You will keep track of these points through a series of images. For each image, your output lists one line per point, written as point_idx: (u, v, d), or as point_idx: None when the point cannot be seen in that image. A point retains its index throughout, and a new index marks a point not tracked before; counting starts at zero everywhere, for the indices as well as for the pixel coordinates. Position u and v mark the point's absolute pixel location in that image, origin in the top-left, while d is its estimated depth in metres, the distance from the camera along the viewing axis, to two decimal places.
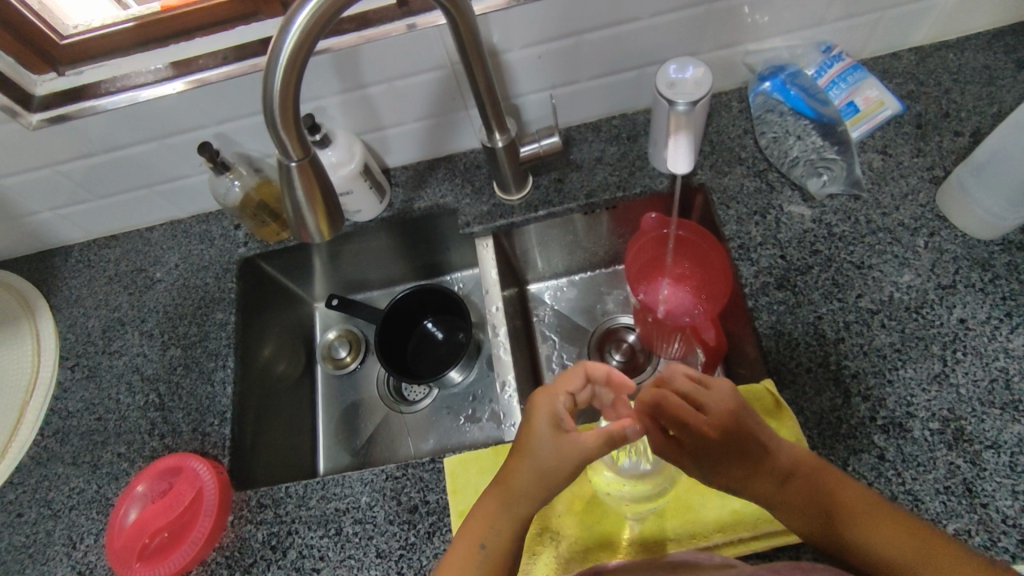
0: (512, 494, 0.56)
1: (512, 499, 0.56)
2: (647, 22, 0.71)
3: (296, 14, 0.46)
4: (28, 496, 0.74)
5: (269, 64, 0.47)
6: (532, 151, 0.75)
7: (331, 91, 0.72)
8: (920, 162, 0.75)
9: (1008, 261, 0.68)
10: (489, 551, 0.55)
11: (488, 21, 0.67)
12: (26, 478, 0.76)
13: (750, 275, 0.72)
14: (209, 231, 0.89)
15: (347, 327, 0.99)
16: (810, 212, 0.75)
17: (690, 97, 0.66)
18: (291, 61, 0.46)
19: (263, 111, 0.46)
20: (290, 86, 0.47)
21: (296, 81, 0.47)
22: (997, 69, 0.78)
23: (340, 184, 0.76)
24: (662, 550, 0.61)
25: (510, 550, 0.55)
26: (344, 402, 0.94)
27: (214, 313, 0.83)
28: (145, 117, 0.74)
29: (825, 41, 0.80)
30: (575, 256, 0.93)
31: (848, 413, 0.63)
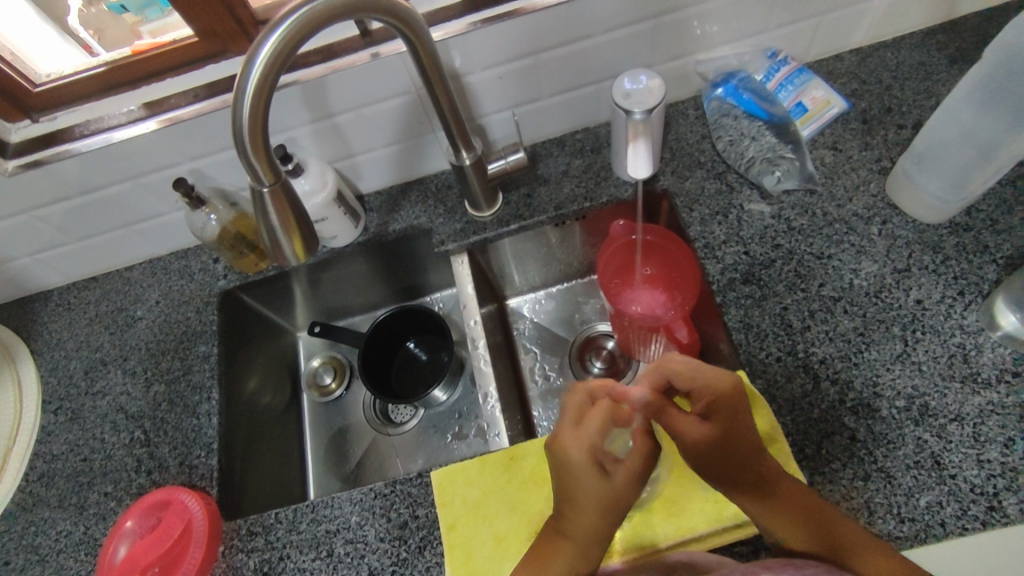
0: (583, 541, 0.56)
1: (581, 544, 0.56)
2: (600, 38, 0.74)
3: (260, 44, 0.48)
4: (15, 543, 0.74)
5: (237, 92, 0.49)
6: (499, 167, 0.78)
7: (300, 122, 0.74)
8: (868, 156, 0.79)
9: (957, 243, 0.72)
10: None
11: (448, 47, 0.70)
12: (12, 524, 0.75)
13: (716, 272, 0.75)
14: (188, 267, 0.90)
15: (331, 354, 1.00)
16: (769, 208, 0.78)
17: (645, 106, 0.69)
18: (257, 89, 0.48)
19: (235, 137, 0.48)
20: (259, 113, 0.49)
21: (265, 108, 0.50)
22: (932, 65, 0.83)
23: (316, 212, 0.78)
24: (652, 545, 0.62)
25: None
26: (331, 428, 0.95)
27: (197, 346, 0.84)
28: (120, 158, 0.76)
29: (771, 48, 0.84)
30: (551, 268, 0.95)
31: (818, 398, 0.66)
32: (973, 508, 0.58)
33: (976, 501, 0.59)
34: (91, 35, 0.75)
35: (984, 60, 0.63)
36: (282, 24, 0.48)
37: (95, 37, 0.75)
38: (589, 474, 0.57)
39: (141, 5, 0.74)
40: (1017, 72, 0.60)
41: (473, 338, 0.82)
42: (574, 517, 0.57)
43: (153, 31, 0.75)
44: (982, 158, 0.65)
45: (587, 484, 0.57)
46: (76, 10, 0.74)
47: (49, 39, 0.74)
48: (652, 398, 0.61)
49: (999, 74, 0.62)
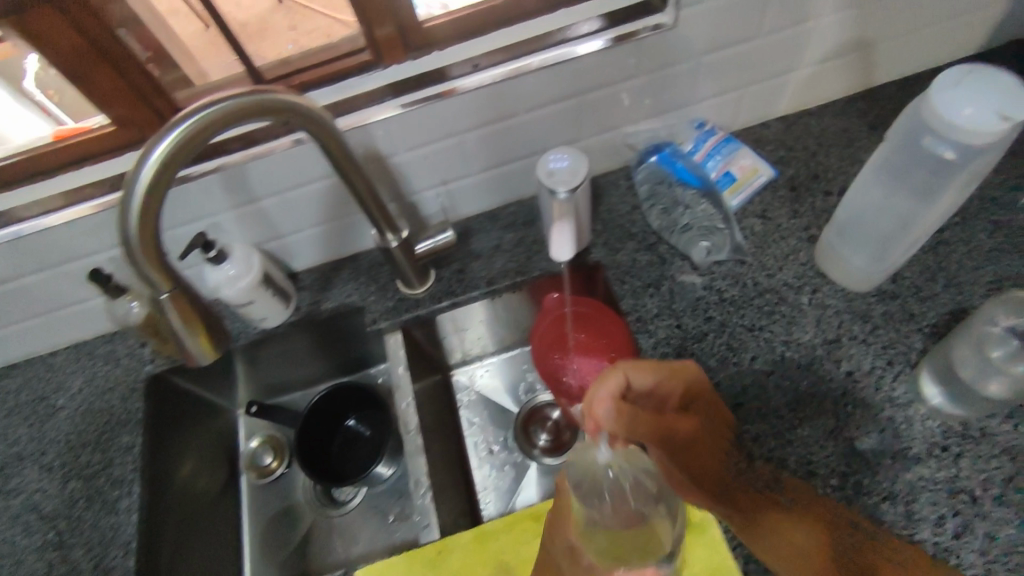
0: None
1: None
2: (525, 115, 0.74)
3: (154, 146, 0.47)
4: None
5: (124, 195, 0.47)
6: (429, 247, 0.78)
7: (222, 208, 0.73)
8: (797, 224, 0.80)
9: (884, 311, 0.72)
10: None
11: (368, 130, 0.69)
12: None
13: (650, 347, 0.74)
14: (114, 351, 0.87)
15: (272, 434, 0.96)
16: (700, 279, 0.77)
17: (569, 185, 0.69)
18: (145, 197, 0.47)
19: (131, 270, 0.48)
20: (150, 216, 0.48)
21: (157, 208, 0.48)
22: (854, 133, 0.85)
23: (240, 296, 0.76)
24: None
25: None
26: (269, 512, 0.91)
27: (119, 437, 0.81)
28: (34, 249, 0.74)
29: (698, 118, 0.84)
30: (494, 337, 0.94)
31: (753, 479, 0.64)
32: None
33: None
34: (45, 96, 0.73)
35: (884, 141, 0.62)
36: (176, 129, 0.47)
37: (50, 97, 0.73)
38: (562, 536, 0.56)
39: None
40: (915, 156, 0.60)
41: (408, 419, 0.80)
42: None
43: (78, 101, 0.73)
44: (901, 231, 0.65)
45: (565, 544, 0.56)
46: (33, 70, 0.71)
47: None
48: (619, 410, 0.55)
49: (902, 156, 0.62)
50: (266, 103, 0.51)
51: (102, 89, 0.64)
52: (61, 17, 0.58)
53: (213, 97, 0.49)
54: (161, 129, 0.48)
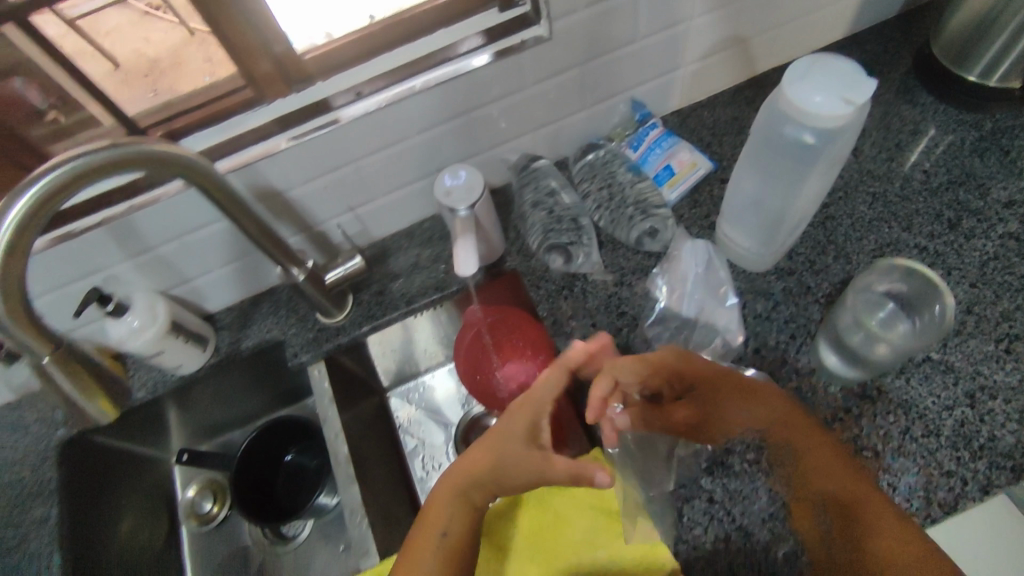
0: None
1: None
2: (418, 138, 0.75)
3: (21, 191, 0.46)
4: None
5: None
6: (339, 274, 0.78)
7: (116, 260, 0.71)
8: (697, 213, 0.82)
9: (783, 287, 0.76)
10: None
11: (260, 169, 0.69)
12: None
13: (568, 348, 0.76)
14: (22, 418, 0.82)
15: (210, 478, 0.99)
16: (612, 275, 0.79)
17: (468, 202, 0.70)
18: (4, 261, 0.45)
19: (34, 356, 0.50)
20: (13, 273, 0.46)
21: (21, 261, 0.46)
22: (744, 119, 0.90)
23: (148, 348, 0.74)
24: None
25: None
26: (215, 556, 0.94)
27: (34, 509, 0.76)
28: None
29: (643, 108, 0.86)
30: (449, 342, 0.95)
31: (674, 464, 0.67)
32: None
33: None
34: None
35: (752, 132, 0.64)
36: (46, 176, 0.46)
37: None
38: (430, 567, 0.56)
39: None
40: (778, 145, 0.63)
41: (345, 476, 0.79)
42: None
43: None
44: (778, 217, 0.69)
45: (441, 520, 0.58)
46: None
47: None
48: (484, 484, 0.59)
49: (767, 146, 0.64)
50: (121, 157, 0.49)
51: None
52: None
53: (56, 160, 0.47)
54: (11, 193, 0.46)
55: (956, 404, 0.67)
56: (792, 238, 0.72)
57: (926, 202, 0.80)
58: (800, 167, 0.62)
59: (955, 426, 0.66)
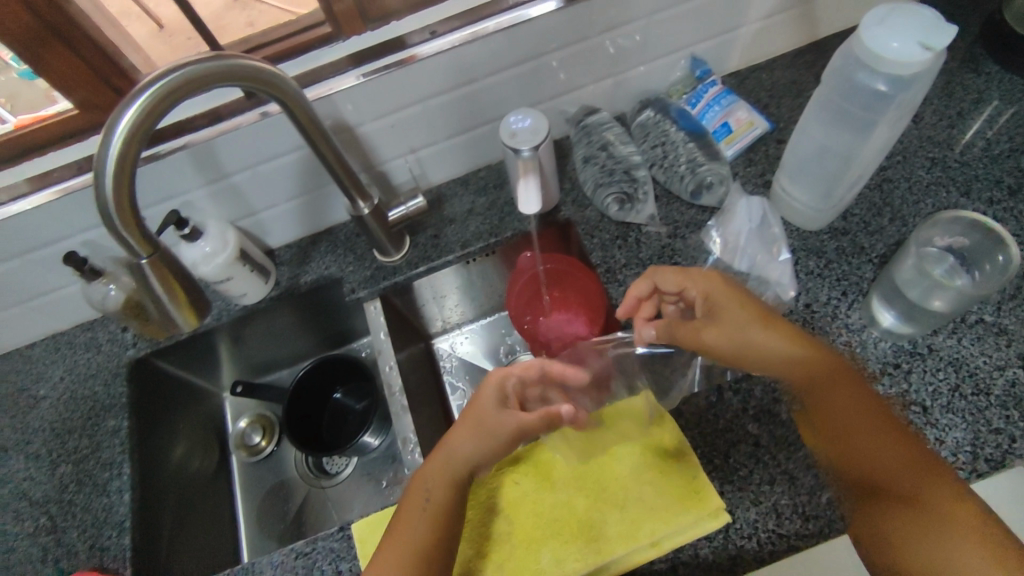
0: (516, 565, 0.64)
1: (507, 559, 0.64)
2: (482, 82, 0.77)
3: (139, 91, 0.48)
4: None
5: (103, 140, 0.48)
6: (400, 213, 0.81)
7: (195, 184, 0.75)
8: (752, 171, 0.83)
9: (837, 247, 0.76)
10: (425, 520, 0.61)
11: (334, 101, 0.71)
12: None
13: (620, 296, 0.77)
14: (94, 338, 0.87)
15: (259, 412, 1.02)
16: (665, 228, 0.80)
17: (532, 143, 0.72)
18: (121, 157, 0.48)
19: (132, 256, 0.52)
20: (125, 171, 0.48)
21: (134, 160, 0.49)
22: (802, 83, 0.89)
23: (218, 272, 0.77)
24: (594, 531, 0.64)
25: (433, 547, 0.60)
26: (264, 487, 0.96)
27: (106, 421, 0.81)
28: (5, 238, 0.73)
29: (704, 67, 0.86)
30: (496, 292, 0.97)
31: (722, 409, 0.69)
32: None
33: None
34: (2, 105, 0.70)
35: (822, 80, 0.66)
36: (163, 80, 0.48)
37: (6, 105, 0.71)
38: (423, 527, 0.60)
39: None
40: (849, 92, 0.64)
41: (397, 407, 0.82)
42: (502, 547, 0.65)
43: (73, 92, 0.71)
44: (842, 169, 0.70)
45: (422, 488, 0.62)
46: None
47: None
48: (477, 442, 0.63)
49: (837, 95, 0.66)
50: (219, 70, 0.51)
51: (64, 74, 0.65)
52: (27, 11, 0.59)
53: (167, 69, 0.49)
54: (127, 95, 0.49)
55: (1010, 364, 0.67)
56: (851, 194, 0.73)
57: (986, 168, 0.79)
58: (870, 115, 0.64)
59: (1008, 386, 0.66)
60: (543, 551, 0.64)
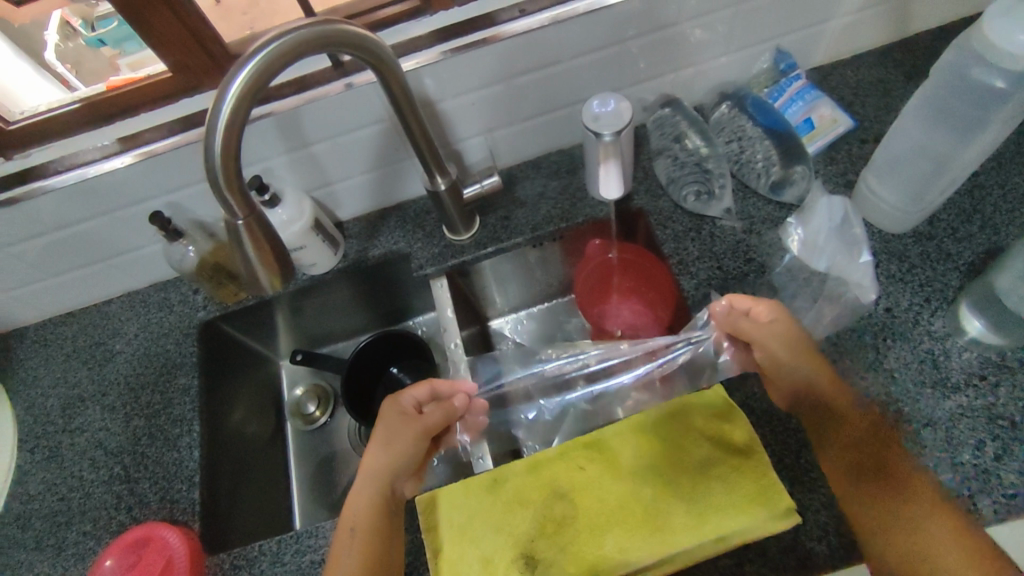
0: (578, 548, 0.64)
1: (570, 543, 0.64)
2: (565, 64, 0.76)
3: (257, 51, 0.49)
4: (24, 559, 0.74)
5: (218, 96, 0.48)
6: (475, 191, 0.80)
7: (276, 151, 0.76)
8: (834, 170, 0.81)
9: (922, 251, 0.73)
10: (357, 530, 0.67)
11: (419, 75, 0.72)
12: (10, 551, 0.75)
13: (692, 288, 0.76)
14: (167, 298, 0.90)
15: (315, 382, 1.02)
16: (740, 223, 0.79)
17: (614, 127, 0.71)
18: (233, 114, 0.48)
19: (228, 214, 0.52)
20: (233, 128, 0.49)
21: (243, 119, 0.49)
22: (890, 81, 0.86)
23: (293, 240, 0.79)
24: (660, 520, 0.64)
25: (377, 532, 0.68)
26: (318, 456, 0.97)
27: (177, 378, 0.84)
28: (95, 195, 0.76)
29: (790, 60, 0.83)
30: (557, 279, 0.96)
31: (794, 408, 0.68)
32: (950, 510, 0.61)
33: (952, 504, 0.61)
34: (67, 69, 0.77)
35: (931, 76, 0.66)
36: (279, 40, 0.49)
37: (72, 70, 0.78)
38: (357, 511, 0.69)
39: (119, 38, 0.78)
40: (960, 88, 0.64)
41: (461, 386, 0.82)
42: (565, 530, 0.65)
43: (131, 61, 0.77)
44: (936, 170, 0.67)
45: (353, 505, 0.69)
46: (54, 45, 0.77)
47: (26, 72, 0.76)
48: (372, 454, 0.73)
49: (946, 91, 0.65)
50: (326, 35, 0.51)
51: (162, 33, 0.66)
52: None
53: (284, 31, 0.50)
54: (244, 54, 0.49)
55: None
56: (941, 197, 0.71)
57: None
58: (981, 113, 0.63)
59: None
60: (607, 536, 0.64)
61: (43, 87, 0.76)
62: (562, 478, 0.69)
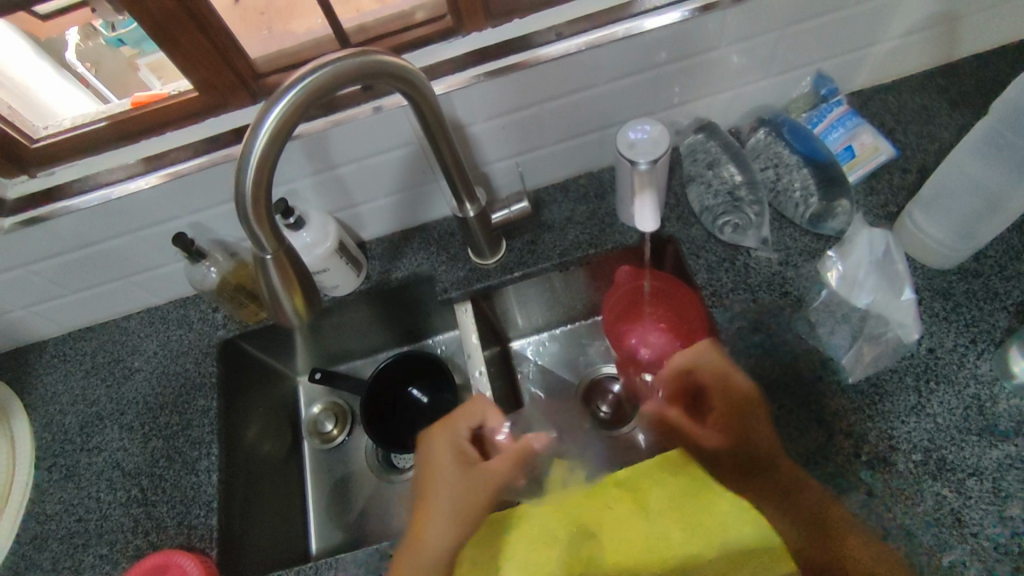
0: None
1: None
2: (599, 88, 0.74)
3: (295, 81, 0.47)
4: None
5: (252, 126, 0.47)
6: (503, 216, 0.78)
7: (302, 173, 0.75)
8: (874, 201, 0.78)
9: (966, 289, 0.71)
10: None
11: (450, 99, 0.70)
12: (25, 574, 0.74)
13: (725, 321, 0.74)
14: (187, 316, 0.88)
15: (331, 400, 0.99)
16: (776, 254, 0.76)
17: (650, 157, 0.69)
18: (268, 145, 0.47)
19: (256, 247, 0.50)
20: (267, 159, 0.47)
21: (277, 150, 0.48)
22: (933, 109, 0.83)
23: (317, 263, 0.77)
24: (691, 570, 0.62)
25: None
26: (333, 477, 0.94)
27: (196, 399, 0.82)
28: (118, 215, 0.74)
29: (830, 86, 0.81)
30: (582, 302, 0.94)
31: (832, 452, 0.65)
32: (996, 567, 0.58)
33: (1000, 560, 0.59)
34: (87, 68, 0.74)
35: (989, 114, 0.64)
36: (320, 71, 0.47)
37: (91, 70, 0.74)
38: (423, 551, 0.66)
39: (137, 38, 0.72)
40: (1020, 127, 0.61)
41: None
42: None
43: (153, 64, 0.74)
44: (988, 209, 0.66)
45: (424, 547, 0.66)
46: (73, 44, 0.73)
47: (46, 73, 0.72)
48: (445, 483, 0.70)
49: (1004, 128, 0.63)
50: (363, 67, 0.50)
51: (190, 52, 0.64)
52: None
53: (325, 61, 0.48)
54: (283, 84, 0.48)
55: None
56: (989, 235, 0.68)
57: None
58: None
59: None
60: None
61: (65, 90, 0.73)
62: (590, 519, 0.67)
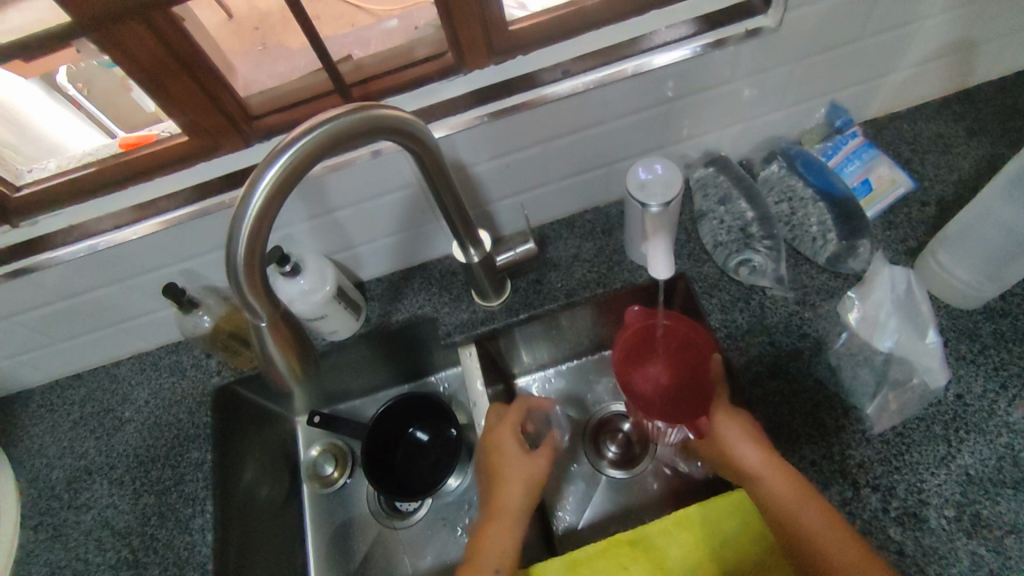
0: None
1: None
2: (607, 125, 0.71)
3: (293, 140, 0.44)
4: None
5: (246, 187, 0.43)
6: (509, 258, 0.75)
7: (298, 218, 0.72)
8: (893, 236, 0.75)
9: (993, 330, 0.68)
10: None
11: (452, 141, 0.67)
12: None
13: (742, 366, 0.71)
14: (179, 362, 0.85)
15: (331, 440, 0.94)
16: (792, 293, 0.73)
17: (662, 199, 0.65)
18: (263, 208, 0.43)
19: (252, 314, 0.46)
20: (261, 221, 0.44)
21: (272, 211, 0.44)
22: (950, 137, 0.80)
23: (315, 310, 0.74)
24: None
25: None
26: (333, 523, 0.91)
27: (190, 452, 0.79)
28: (105, 264, 0.71)
29: (845, 117, 0.78)
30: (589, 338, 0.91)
31: (858, 507, 0.62)
32: None
33: None
34: (78, 88, 0.67)
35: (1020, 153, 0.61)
36: (321, 127, 0.44)
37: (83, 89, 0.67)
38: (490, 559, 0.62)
39: None
40: None
41: None
42: None
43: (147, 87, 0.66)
44: (1017, 251, 0.63)
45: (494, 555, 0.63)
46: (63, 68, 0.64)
47: (37, 96, 0.67)
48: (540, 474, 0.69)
49: None
50: (365, 121, 0.47)
51: (176, 96, 0.61)
52: (150, 35, 0.56)
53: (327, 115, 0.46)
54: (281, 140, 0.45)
55: None
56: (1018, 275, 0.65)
57: None
58: None
59: None
60: None
61: (61, 116, 0.69)
62: None
